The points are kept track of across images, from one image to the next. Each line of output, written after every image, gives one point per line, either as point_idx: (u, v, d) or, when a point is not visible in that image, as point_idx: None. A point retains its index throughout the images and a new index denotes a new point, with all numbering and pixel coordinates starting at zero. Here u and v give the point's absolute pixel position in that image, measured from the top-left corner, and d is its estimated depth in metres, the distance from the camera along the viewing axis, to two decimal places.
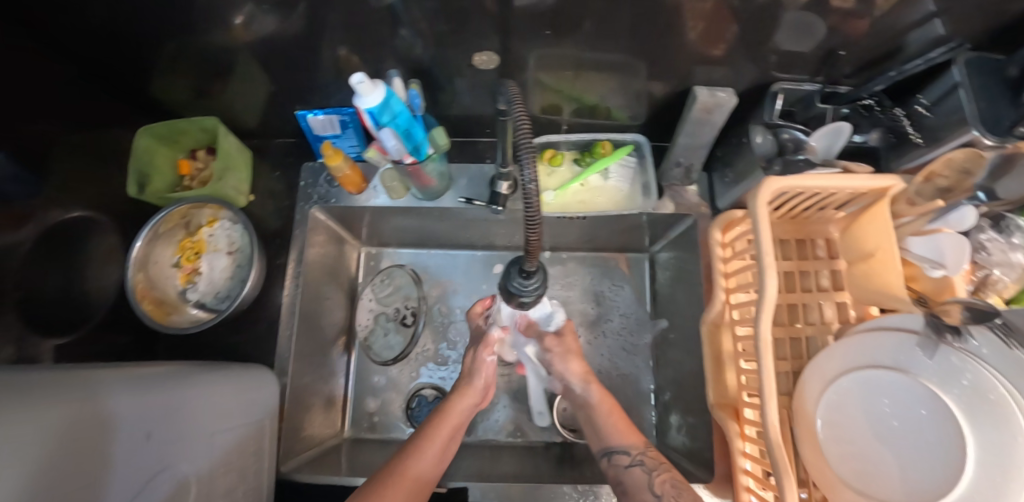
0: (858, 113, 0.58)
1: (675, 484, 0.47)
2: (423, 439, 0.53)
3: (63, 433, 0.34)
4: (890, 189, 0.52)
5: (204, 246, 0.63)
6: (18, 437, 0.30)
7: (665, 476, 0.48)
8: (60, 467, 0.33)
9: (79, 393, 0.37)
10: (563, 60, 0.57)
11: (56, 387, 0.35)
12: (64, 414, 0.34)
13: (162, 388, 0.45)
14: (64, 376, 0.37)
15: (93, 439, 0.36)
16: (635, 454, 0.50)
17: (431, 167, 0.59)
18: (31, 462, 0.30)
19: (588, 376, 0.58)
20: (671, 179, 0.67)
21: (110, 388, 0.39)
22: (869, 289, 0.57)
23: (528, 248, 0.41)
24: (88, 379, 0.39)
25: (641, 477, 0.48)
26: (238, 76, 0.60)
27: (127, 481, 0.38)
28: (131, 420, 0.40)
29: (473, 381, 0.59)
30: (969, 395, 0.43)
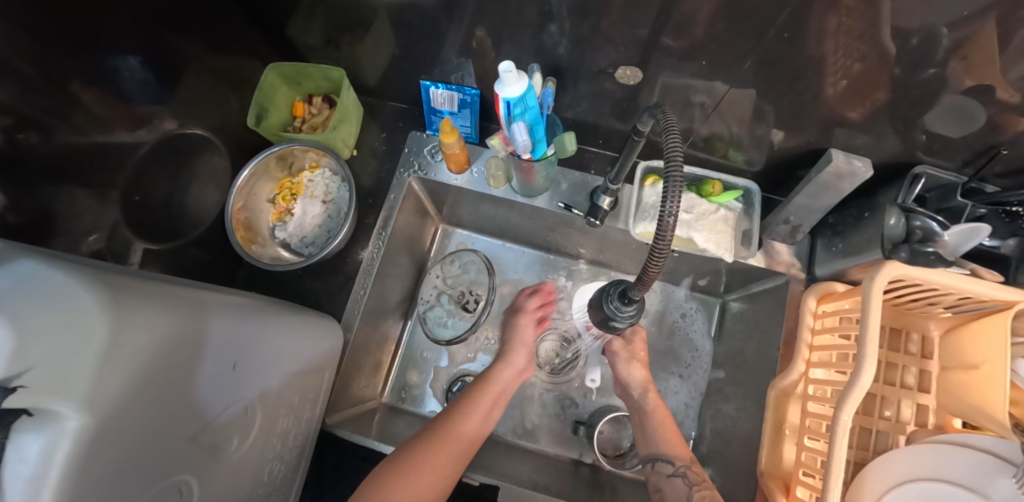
0: (999, 216, 0.53)
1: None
2: (459, 412, 0.57)
3: (171, 346, 0.35)
4: (1014, 305, 0.49)
5: (301, 190, 0.64)
6: (134, 344, 0.31)
7: (705, 492, 0.52)
8: (161, 379, 0.34)
9: (191, 310, 0.38)
10: (697, 90, 0.56)
11: (175, 299, 0.37)
12: (176, 329, 0.35)
13: (254, 321, 0.46)
14: (181, 290, 0.39)
15: (192, 358, 0.37)
16: (678, 465, 0.55)
17: (541, 168, 0.59)
18: (138, 370, 0.32)
19: (648, 385, 0.64)
20: (773, 234, 0.64)
21: (214, 312, 0.41)
22: (960, 401, 0.53)
23: (641, 278, 0.40)
24: (199, 297, 0.41)
25: (681, 488, 0.53)
26: (370, 33, 0.60)
27: (208, 405, 0.39)
28: (226, 346, 0.41)
29: (517, 355, 0.64)
30: None
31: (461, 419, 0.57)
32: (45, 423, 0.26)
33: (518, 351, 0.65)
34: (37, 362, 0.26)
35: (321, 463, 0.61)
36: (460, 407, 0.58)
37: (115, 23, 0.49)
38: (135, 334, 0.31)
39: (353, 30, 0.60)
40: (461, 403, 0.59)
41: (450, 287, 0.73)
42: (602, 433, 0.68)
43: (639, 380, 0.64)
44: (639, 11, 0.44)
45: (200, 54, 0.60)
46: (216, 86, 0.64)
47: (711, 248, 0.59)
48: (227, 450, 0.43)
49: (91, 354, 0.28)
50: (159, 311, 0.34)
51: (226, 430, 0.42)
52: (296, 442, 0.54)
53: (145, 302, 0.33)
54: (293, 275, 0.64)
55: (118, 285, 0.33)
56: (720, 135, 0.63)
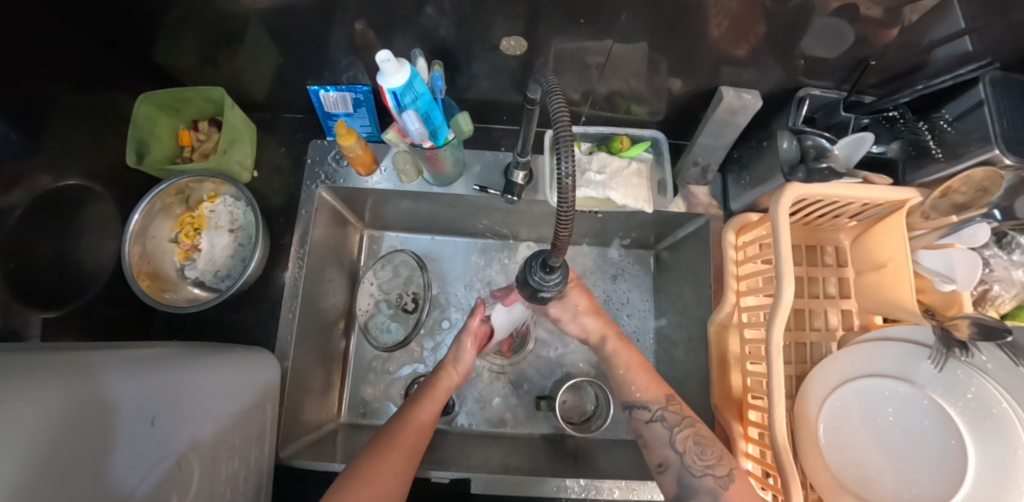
0: (880, 124, 0.58)
1: (698, 440, 0.49)
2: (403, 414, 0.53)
3: (62, 417, 0.32)
4: (907, 203, 0.52)
5: (204, 223, 0.60)
6: (9, 427, 0.28)
7: (688, 430, 0.50)
8: (58, 457, 0.30)
9: (80, 375, 0.34)
10: (592, 51, 0.55)
11: (52, 367, 0.33)
12: (62, 400, 0.32)
13: (168, 370, 0.43)
14: (62, 356, 0.35)
15: (94, 426, 0.34)
16: (655, 409, 0.52)
17: (448, 153, 0.58)
18: (25, 452, 0.28)
19: (606, 330, 0.58)
20: (686, 178, 0.66)
21: (110, 372, 0.37)
22: (880, 300, 0.57)
23: (556, 243, 0.40)
24: (90, 360, 0.37)
25: (663, 433, 0.50)
26: (246, 45, 0.56)
27: (138, 464, 0.37)
28: (137, 403, 0.38)
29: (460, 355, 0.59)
30: (972, 407, 0.48)
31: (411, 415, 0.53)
32: None
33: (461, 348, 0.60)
34: None
35: None
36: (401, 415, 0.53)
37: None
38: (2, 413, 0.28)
39: (228, 44, 0.56)
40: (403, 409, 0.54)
41: (383, 294, 0.71)
42: (564, 403, 0.70)
43: (596, 329, 0.59)
44: None
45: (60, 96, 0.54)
46: (86, 128, 0.58)
47: (630, 202, 0.60)
48: None
49: None
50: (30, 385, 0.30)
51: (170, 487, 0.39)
52: (250, 484, 0.51)
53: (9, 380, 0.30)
54: (216, 314, 0.60)
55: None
56: (620, 92, 0.63)
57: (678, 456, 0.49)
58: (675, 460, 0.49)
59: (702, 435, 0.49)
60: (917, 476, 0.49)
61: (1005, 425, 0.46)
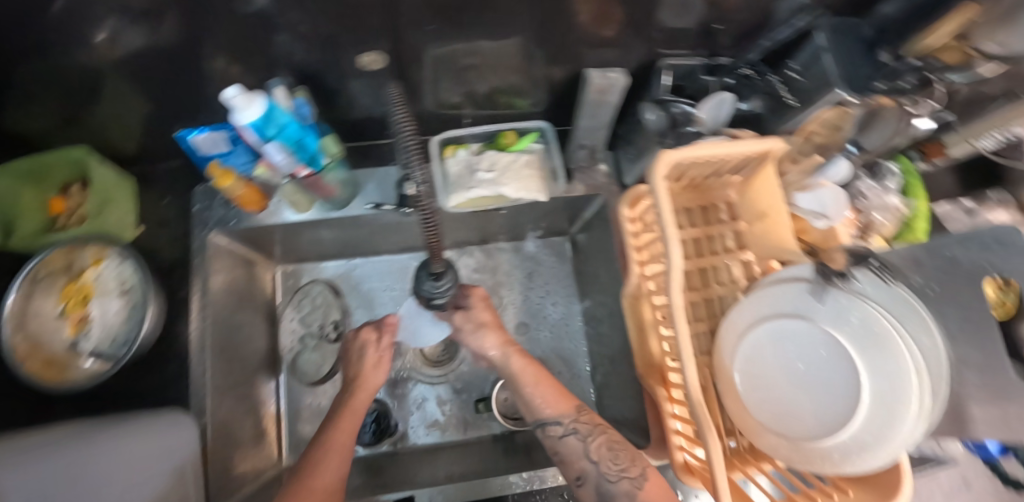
0: (742, 82, 0.61)
1: (611, 447, 0.50)
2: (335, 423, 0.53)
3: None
4: (773, 151, 0.55)
5: (91, 290, 0.57)
6: None
7: (600, 439, 0.50)
8: None
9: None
10: (460, 54, 0.56)
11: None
12: None
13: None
14: None
15: None
16: (567, 423, 0.52)
17: (333, 176, 0.58)
18: None
19: (506, 346, 0.60)
20: (578, 161, 0.67)
21: None
22: (770, 244, 0.60)
23: (430, 249, 0.42)
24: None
25: (577, 446, 0.50)
26: (103, 99, 0.54)
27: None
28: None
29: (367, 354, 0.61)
30: (858, 329, 0.52)
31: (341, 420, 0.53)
32: None
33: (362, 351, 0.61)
34: None
35: None
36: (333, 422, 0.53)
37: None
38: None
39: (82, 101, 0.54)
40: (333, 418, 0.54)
41: (308, 325, 0.73)
42: (504, 400, 0.71)
43: (496, 345, 0.60)
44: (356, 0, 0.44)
45: None
46: None
47: (524, 194, 0.61)
48: None
49: None
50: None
51: None
52: None
53: None
54: (120, 384, 0.56)
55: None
56: (499, 88, 0.64)
57: (595, 466, 0.49)
58: (592, 470, 0.49)
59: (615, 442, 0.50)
60: (826, 405, 0.52)
61: (886, 341, 0.49)
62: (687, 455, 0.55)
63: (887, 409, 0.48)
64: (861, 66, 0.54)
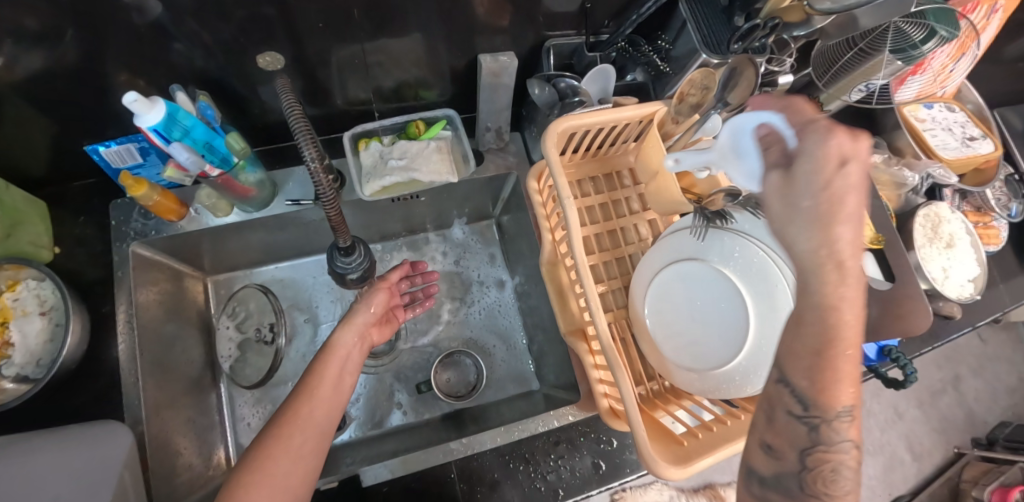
0: (625, 54, 0.67)
1: (832, 473, 0.35)
2: (303, 396, 0.51)
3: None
4: (655, 114, 0.61)
5: (8, 314, 0.56)
6: None
7: (824, 463, 0.35)
8: None
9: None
10: (359, 50, 0.59)
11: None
12: None
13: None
14: None
15: None
16: (805, 408, 0.35)
17: (247, 176, 0.60)
18: None
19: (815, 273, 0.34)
20: (487, 144, 0.71)
21: None
22: (666, 202, 0.65)
23: (332, 224, 0.46)
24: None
25: (799, 429, 0.35)
26: (2, 124, 0.54)
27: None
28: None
29: (358, 312, 0.60)
30: (741, 263, 0.57)
31: (309, 390, 0.52)
32: None
33: (359, 309, 0.60)
34: None
35: None
36: (301, 392, 0.51)
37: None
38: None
39: None
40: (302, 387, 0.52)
41: (245, 332, 0.71)
42: (447, 381, 0.74)
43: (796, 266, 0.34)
44: (242, 6, 0.47)
45: None
46: None
47: (436, 179, 0.64)
48: None
49: None
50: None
51: None
52: None
53: None
54: (45, 406, 0.56)
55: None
56: (405, 81, 0.68)
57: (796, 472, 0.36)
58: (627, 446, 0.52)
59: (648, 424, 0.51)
60: (724, 337, 0.57)
61: (763, 268, 0.55)
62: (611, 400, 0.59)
63: (770, 327, 0.54)
64: (718, 30, 0.61)
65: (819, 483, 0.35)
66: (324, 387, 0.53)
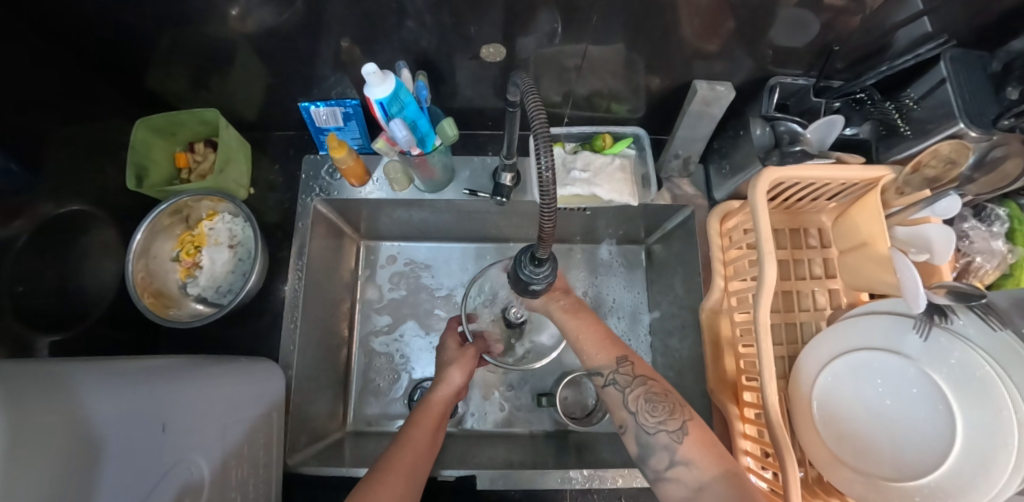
0: (850, 107, 0.61)
1: (649, 398, 0.48)
2: (403, 446, 0.50)
3: (53, 457, 0.30)
4: (880, 180, 0.54)
5: (204, 240, 0.62)
6: (27, 431, 0.29)
7: (639, 391, 0.49)
8: (66, 459, 0.31)
9: (41, 392, 0.31)
10: (571, 53, 0.58)
11: (25, 384, 0.31)
12: (66, 414, 0.32)
13: (153, 384, 0.42)
14: (40, 366, 0.34)
15: (101, 444, 0.34)
16: (608, 373, 0.51)
17: (436, 159, 0.60)
18: (51, 456, 0.30)
19: (551, 297, 0.55)
20: (670, 171, 0.69)
21: (106, 383, 0.38)
22: (863, 276, 0.57)
23: (542, 236, 0.42)
24: (49, 373, 0.34)
25: (617, 395, 0.50)
26: (238, 68, 0.59)
27: (129, 484, 0.36)
28: (127, 422, 0.37)
29: (452, 372, 0.58)
30: (957, 372, 0.50)
31: (409, 439, 0.51)
32: None
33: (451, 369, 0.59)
34: None
35: None
36: (401, 442, 0.50)
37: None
38: (8, 442, 0.27)
39: (220, 66, 0.59)
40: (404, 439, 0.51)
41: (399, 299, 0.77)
42: (565, 399, 0.71)
43: (539, 298, 0.56)
44: None
45: (57, 125, 0.55)
46: (91, 153, 0.60)
47: (616, 197, 0.62)
48: None
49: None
50: (23, 414, 0.29)
51: (176, 488, 0.41)
52: (260, 490, 0.53)
53: (19, 388, 0.30)
54: (219, 328, 0.62)
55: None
56: (600, 91, 0.65)
57: (633, 416, 0.48)
58: (632, 420, 0.48)
59: (657, 393, 0.48)
60: (905, 443, 0.51)
61: (990, 386, 0.47)
62: (755, 476, 0.53)
63: (984, 456, 0.46)
64: (985, 98, 0.52)
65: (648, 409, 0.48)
66: (424, 430, 0.53)
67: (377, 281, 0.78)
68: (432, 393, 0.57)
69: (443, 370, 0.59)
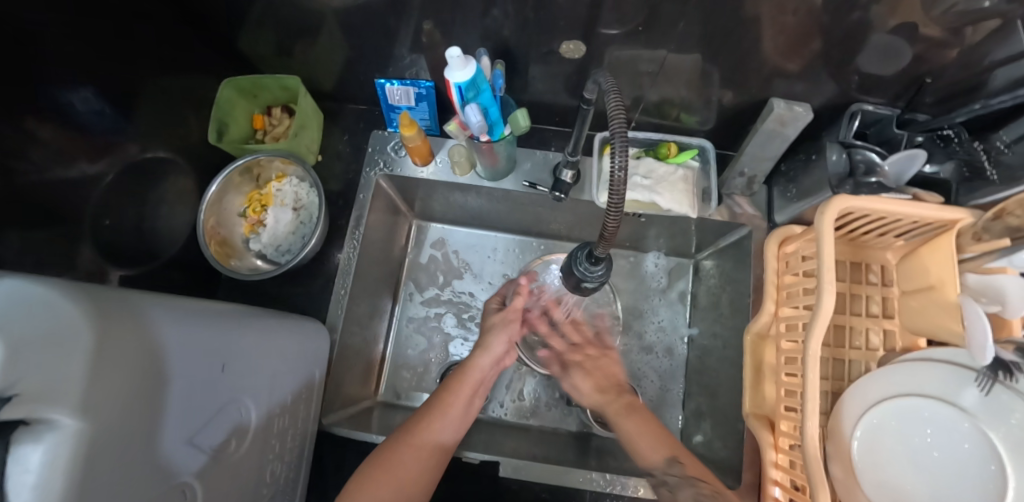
0: (934, 142, 0.59)
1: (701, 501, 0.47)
2: (437, 411, 0.56)
3: (132, 377, 0.32)
4: (958, 223, 0.51)
5: (271, 200, 0.66)
6: (115, 352, 0.31)
7: (689, 492, 0.48)
8: (141, 383, 0.33)
9: (134, 316, 0.34)
10: (646, 59, 0.57)
11: (109, 303, 0.33)
12: (149, 341, 0.34)
13: (220, 326, 0.44)
14: (128, 293, 0.37)
15: (169, 376, 0.36)
16: (658, 472, 0.51)
17: (501, 148, 0.61)
18: (128, 378, 0.32)
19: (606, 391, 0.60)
20: (731, 189, 0.69)
21: (181, 317, 0.40)
22: (926, 322, 0.55)
23: (603, 234, 0.43)
24: (137, 301, 0.37)
25: (669, 493, 0.49)
26: (322, 39, 0.61)
27: (187, 416, 0.38)
28: (197, 358, 0.40)
29: (496, 342, 0.62)
30: (1016, 433, 0.46)
31: (444, 405, 0.57)
32: (41, 430, 0.26)
33: (496, 338, 0.63)
34: (40, 373, 0.26)
35: (322, 462, 0.62)
36: (435, 406, 0.56)
37: (52, 41, 0.46)
38: (90, 362, 0.29)
39: (305, 36, 0.61)
40: (429, 407, 0.57)
41: (454, 292, 0.78)
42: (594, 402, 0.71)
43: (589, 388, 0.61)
44: None
45: (152, 77, 0.59)
46: (177, 106, 0.64)
47: (674, 207, 0.63)
48: (228, 452, 0.44)
49: (79, 363, 0.28)
50: (111, 333, 0.31)
51: (225, 427, 0.43)
52: (295, 445, 0.56)
53: (115, 311, 0.33)
54: (273, 284, 0.65)
55: (65, 309, 0.29)
56: (670, 99, 0.65)
57: None
58: None
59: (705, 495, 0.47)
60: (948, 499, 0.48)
61: None
62: None
63: None
64: None
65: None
66: (463, 393, 0.59)
67: (424, 262, 0.80)
68: (472, 360, 0.62)
69: (486, 336, 0.63)
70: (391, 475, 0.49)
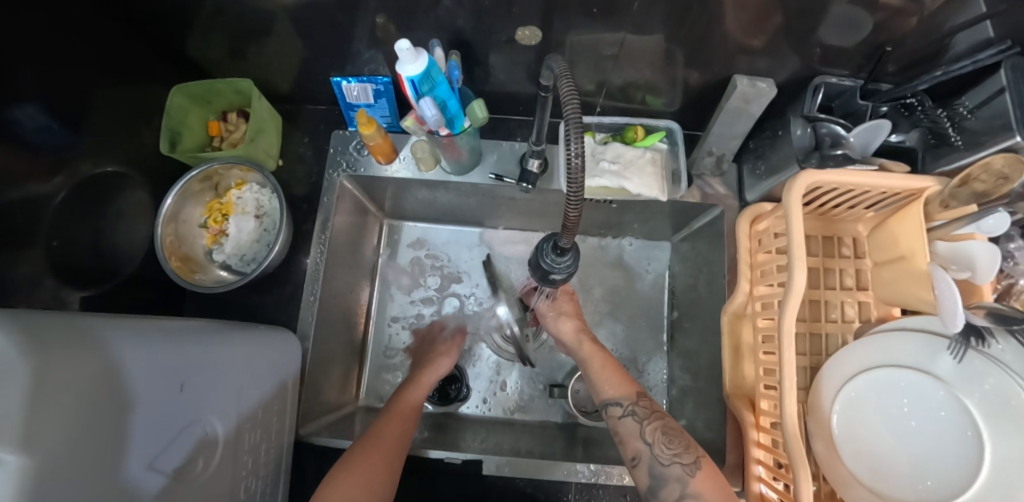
0: (898, 111, 0.58)
1: (666, 431, 0.48)
2: (395, 415, 0.56)
3: (79, 405, 0.30)
4: (924, 191, 0.51)
5: (232, 209, 0.64)
6: (57, 379, 0.29)
7: (657, 424, 0.49)
8: (90, 409, 0.31)
9: (76, 341, 0.32)
10: (607, 43, 0.56)
11: (48, 330, 0.31)
12: (97, 365, 0.33)
13: (177, 343, 0.42)
14: (70, 316, 0.35)
15: (122, 399, 0.34)
16: (626, 405, 0.52)
17: (464, 141, 0.60)
18: (74, 405, 0.30)
19: (581, 334, 0.62)
20: (701, 169, 0.68)
21: (133, 337, 0.38)
22: (897, 291, 0.55)
23: (566, 224, 0.42)
24: (81, 324, 0.35)
25: (634, 426, 0.50)
26: (274, 39, 0.59)
27: (144, 439, 0.37)
28: (153, 378, 0.38)
29: (441, 360, 0.66)
30: (990, 398, 0.47)
31: (401, 410, 0.57)
32: None
33: (440, 357, 0.67)
34: None
35: (304, 472, 0.61)
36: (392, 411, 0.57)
37: None
38: (29, 391, 0.27)
39: (256, 37, 0.59)
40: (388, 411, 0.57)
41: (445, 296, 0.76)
42: (577, 392, 0.71)
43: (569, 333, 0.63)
44: None
45: (99, 89, 0.56)
46: (127, 118, 0.61)
47: (644, 191, 0.62)
48: (194, 472, 0.42)
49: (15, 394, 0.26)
50: (51, 361, 0.29)
51: (189, 447, 0.42)
52: (271, 457, 0.54)
53: (54, 336, 0.31)
54: (241, 294, 0.63)
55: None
56: (634, 82, 0.64)
57: (648, 447, 0.48)
58: (646, 452, 0.48)
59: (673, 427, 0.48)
60: (927, 468, 0.48)
61: None
62: (766, 487, 0.52)
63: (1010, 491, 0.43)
64: None
65: (664, 441, 0.47)
66: (414, 403, 0.60)
67: (398, 262, 0.79)
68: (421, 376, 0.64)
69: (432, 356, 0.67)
70: (365, 474, 0.48)
